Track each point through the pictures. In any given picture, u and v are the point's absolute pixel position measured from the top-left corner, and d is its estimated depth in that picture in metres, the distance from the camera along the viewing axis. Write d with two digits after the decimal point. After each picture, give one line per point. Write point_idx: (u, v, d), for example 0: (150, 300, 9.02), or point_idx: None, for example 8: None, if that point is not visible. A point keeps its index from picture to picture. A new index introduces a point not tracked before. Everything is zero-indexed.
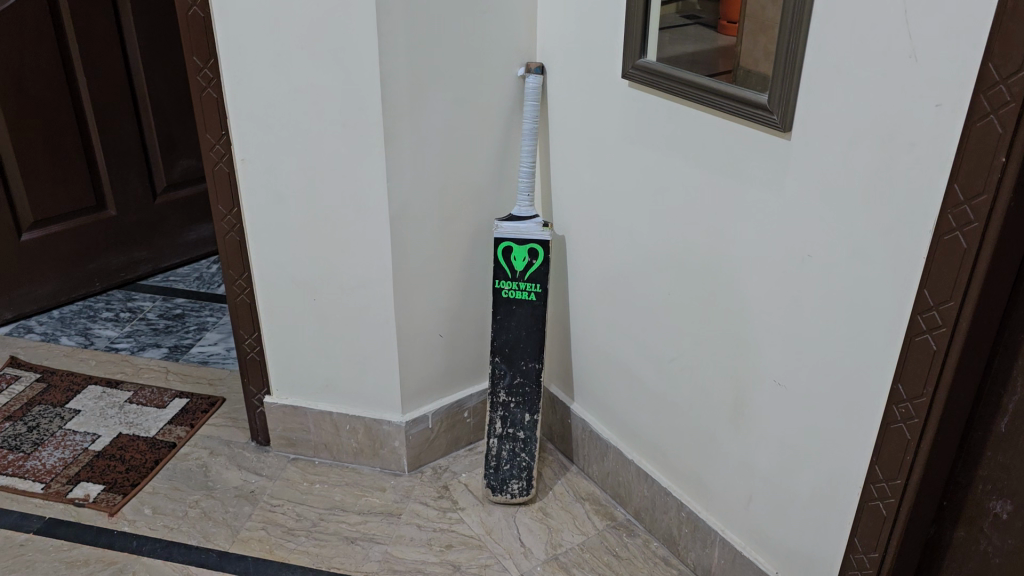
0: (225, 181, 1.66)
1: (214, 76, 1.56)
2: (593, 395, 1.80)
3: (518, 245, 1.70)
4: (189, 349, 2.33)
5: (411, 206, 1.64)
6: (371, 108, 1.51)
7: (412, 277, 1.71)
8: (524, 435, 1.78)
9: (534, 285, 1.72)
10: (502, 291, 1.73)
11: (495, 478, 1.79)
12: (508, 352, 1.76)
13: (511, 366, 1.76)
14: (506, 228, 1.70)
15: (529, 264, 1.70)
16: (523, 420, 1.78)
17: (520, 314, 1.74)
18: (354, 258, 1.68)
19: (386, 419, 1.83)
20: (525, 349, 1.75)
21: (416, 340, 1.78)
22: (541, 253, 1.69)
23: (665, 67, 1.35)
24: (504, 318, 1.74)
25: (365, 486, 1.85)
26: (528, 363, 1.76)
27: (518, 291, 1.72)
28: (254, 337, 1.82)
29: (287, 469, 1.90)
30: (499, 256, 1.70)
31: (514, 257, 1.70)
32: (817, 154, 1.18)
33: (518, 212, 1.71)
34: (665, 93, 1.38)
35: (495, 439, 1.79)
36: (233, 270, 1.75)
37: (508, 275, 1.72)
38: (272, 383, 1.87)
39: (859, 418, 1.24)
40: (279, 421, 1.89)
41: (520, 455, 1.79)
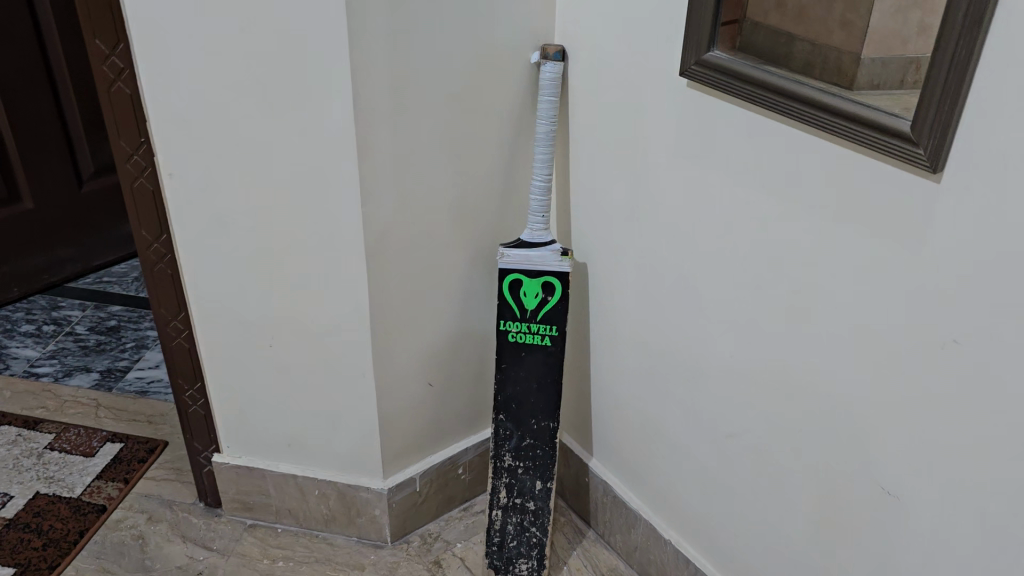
0: (150, 201, 1.28)
1: (125, 65, 1.17)
2: (619, 453, 1.48)
3: (529, 279, 1.35)
4: (125, 373, 1.96)
5: (393, 233, 1.27)
6: (340, 111, 1.13)
7: (397, 319, 1.35)
8: (535, 507, 1.45)
9: (548, 326, 1.37)
10: (509, 334, 1.38)
11: (499, 557, 1.46)
12: (515, 408, 1.41)
13: (518, 425, 1.42)
14: (513, 257, 1.34)
15: (543, 301, 1.36)
16: (533, 488, 1.45)
17: (530, 362, 1.39)
18: (323, 297, 1.31)
19: (364, 484, 1.49)
20: (537, 403, 1.41)
21: (400, 394, 1.43)
22: (558, 288, 1.34)
23: (746, 67, 1.00)
24: (512, 366, 1.39)
25: (339, 564, 1.51)
26: (540, 421, 1.41)
27: (527, 334, 1.38)
28: (197, 388, 1.46)
29: (242, 541, 1.55)
30: (504, 292, 1.35)
31: (523, 292, 1.35)
32: (980, 204, 0.82)
33: (529, 236, 1.35)
34: (745, 100, 1.02)
35: (499, 510, 1.46)
36: (166, 309, 1.38)
37: (516, 314, 1.37)
38: (221, 440, 1.51)
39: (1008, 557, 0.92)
40: (232, 484, 1.55)
41: (529, 529, 1.46)
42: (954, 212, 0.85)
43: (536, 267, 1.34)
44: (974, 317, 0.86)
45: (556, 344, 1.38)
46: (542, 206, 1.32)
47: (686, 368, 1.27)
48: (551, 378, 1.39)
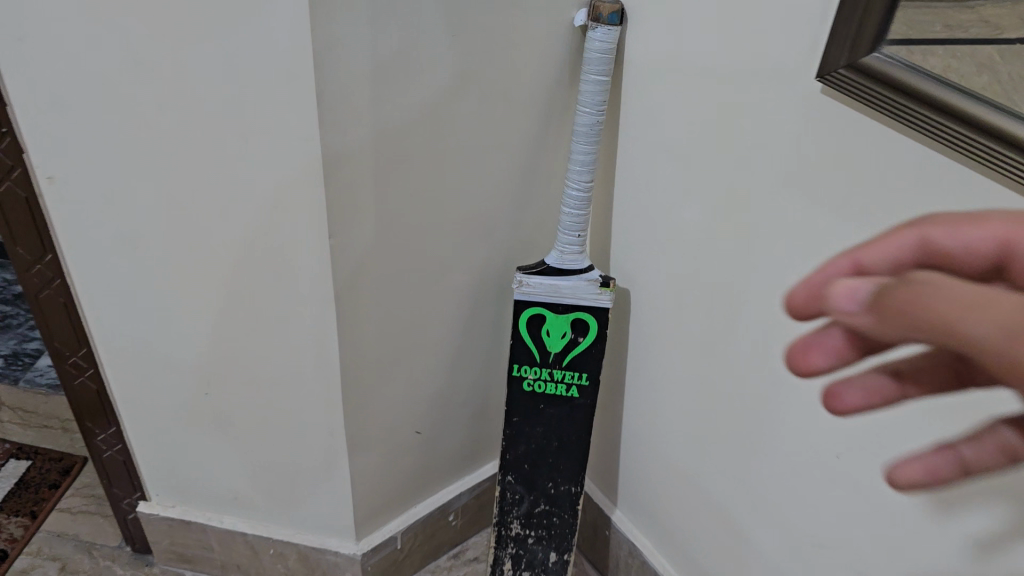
0: (25, 210, 0.91)
1: None
2: (652, 514, 1.19)
3: (556, 315, 1.01)
4: (35, 362, 1.62)
5: (373, 264, 0.91)
6: (296, 109, 0.75)
7: (376, 364, 1.01)
8: None
9: (575, 374, 1.04)
10: (524, 382, 1.05)
11: None
12: (528, 469, 1.10)
13: (530, 488, 1.11)
14: (536, 286, 0.99)
15: (572, 343, 1.02)
16: (547, 560, 1.16)
17: (550, 416, 1.07)
18: (275, 341, 0.97)
19: (332, 547, 1.18)
20: (555, 464, 1.10)
21: (378, 448, 1.10)
22: (593, 327, 1.01)
23: (890, 87, 0.63)
24: (525, 421, 1.07)
25: None
26: (559, 485, 1.11)
27: (548, 383, 1.05)
28: (111, 433, 1.12)
29: None
30: (521, 331, 1.01)
31: (546, 330, 1.01)
32: None
33: (560, 258, 0.99)
34: (895, 131, 0.66)
35: None
36: (62, 342, 1.03)
37: (535, 357, 1.03)
38: (148, 487, 1.19)
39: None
40: (164, 535, 1.23)
41: None
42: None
43: (565, 301, 1.00)
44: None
45: (583, 395, 1.06)
46: (579, 222, 0.97)
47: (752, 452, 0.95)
48: (576, 435, 1.08)
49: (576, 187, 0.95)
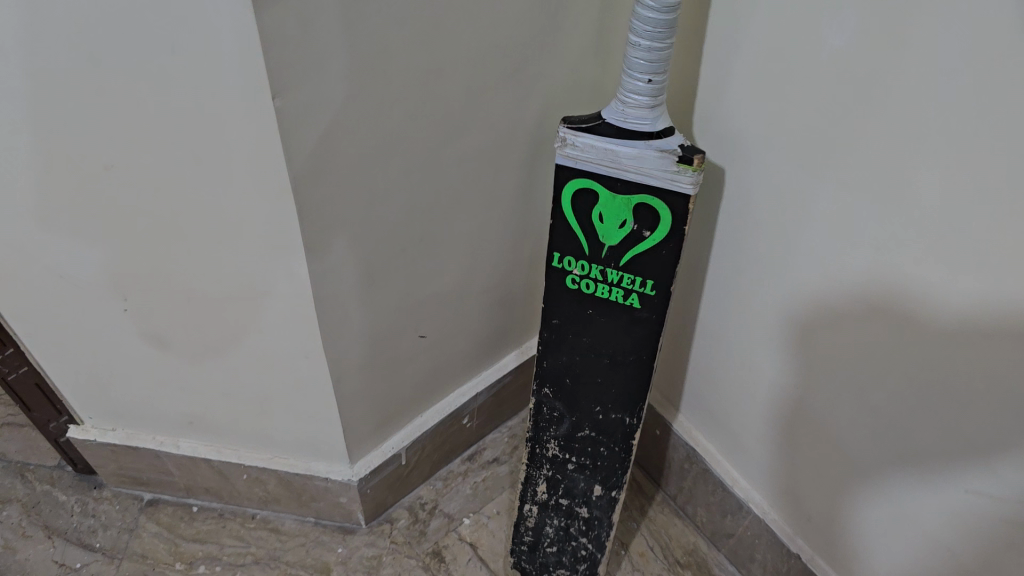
0: None
1: None
2: (720, 418, 0.95)
3: (611, 193, 0.70)
4: None
5: (353, 131, 0.59)
6: None
7: (364, 264, 0.72)
8: (590, 514, 0.93)
9: (637, 279, 0.73)
10: (567, 277, 0.76)
11: (530, 563, 0.98)
12: (570, 384, 0.84)
13: (574, 409, 0.86)
14: (586, 153, 0.69)
15: (634, 236, 0.71)
16: (590, 491, 0.92)
17: (603, 326, 0.78)
18: (206, 246, 0.66)
19: (320, 473, 0.94)
20: (607, 384, 0.82)
21: (367, 363, 0.83)
22: (668, 221, 0.69)
23: None
24: (568, 325, 0.80)
25: (291, 567, 1.01)
26: (609, 411, 0.84)
27: (599, 285, 0.75)
28: (9, 353, 0.85)
29: (139, 532, 1.03)
30: (565, 211, 0.72)
31: (598, 214, 0.71)
32: None
33: (620, 111, 0.68)
34: None
35: (533, 507, 0.96)
36: None
37: (584, 250, 0.74)
38: (76, 410, 0.92)
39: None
40: (108, 461, 0.99)
41: (576, 538, 0.96)
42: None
43: (625, 177, 0.68)
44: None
45: (647, 306, 0.75)
46: (654, 60, 0.64)
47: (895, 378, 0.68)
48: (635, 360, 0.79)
49: (654, 6, 0.61)
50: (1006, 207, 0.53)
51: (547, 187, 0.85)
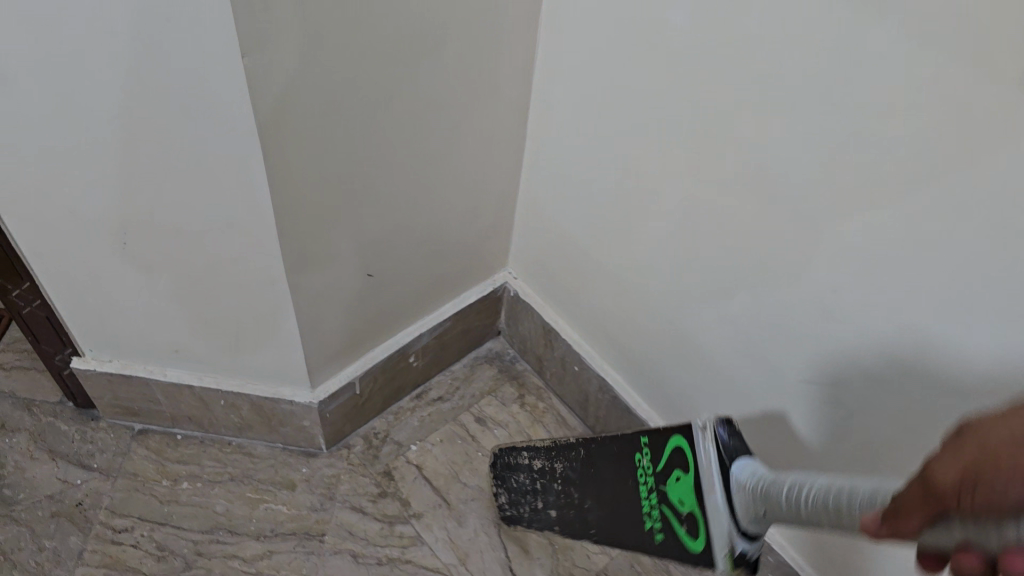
0: None
1: None
2: (622, 350, 1.13)
3: (690, 484, 0.88)
4: None
5: (294, 94, 0.77)
6: None
7: (314, 204, 0.89)
8: (541, 505, 1.09)
9: (658, 525, 0.92)
10: (637, 457, 0.97)
11: (502, 468, 1.16)
12: (617, 450, 1.00)
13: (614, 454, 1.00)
14: (703, 450, 0.87)
15: (677, 512, 0.89)
16: (548, 508, 1.08)
17: (623, 515, 0.97)
18: (188, 188, 0.84)
19: (286, 396, 1.12)
20: (603, 517, 0.99)
21: (323, 294, 1.01)
22: (693, 544, 0.86)
23: None
24: (627, 451, 0.98)
25: (261, 483, 1.19)
26: (595, 509, 1.01)
27: (645, 485, 0.95)
28: (26, 288, 1.01)
29: (131, 455, 1.21)
30: (671, 437, 0.92)
31: (678, 474, 0.90)
32: None
33: (739, 475, 0.81)
34: None
35: (535, 451, 1.11)
36: None
37: (658, 463, 0.94)
38: (78, 343, 1.09)
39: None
40: (105, 391, 1.16)
41: (522, 503, 1.11)
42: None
43: (707, 483, 0.85)
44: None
45: (658, 544, 0.91)
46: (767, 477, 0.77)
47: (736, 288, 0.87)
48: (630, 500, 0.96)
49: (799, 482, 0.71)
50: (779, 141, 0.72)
51: (469, 152, 1.03)
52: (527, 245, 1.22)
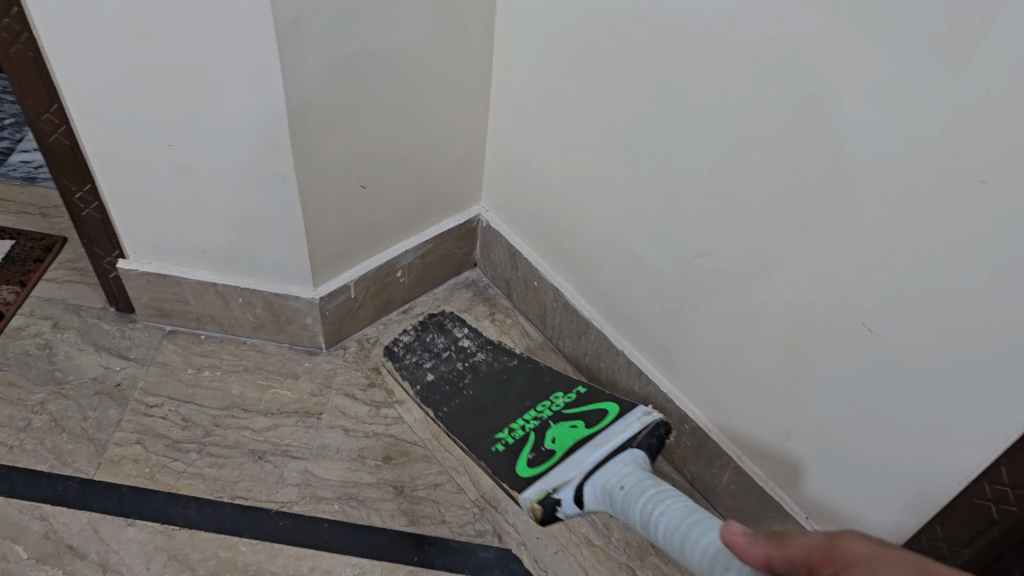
0: None
1: None
2: (571, 260, 1.37)
3: (578, 432, 1.24)
4: (7, 157, 1.71)
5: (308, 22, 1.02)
6: None
7: (321, 116, 1.15)
8: (427, 363, 1.44)
9: (510, 433, 1.29)
10: (575, 388, 1.35)
11: (433, 325, 1.51)
12: (504, 376, 1.40)
13: (535, 388, 1.37)
14: (624, 423, 1.23)
15: (531, 447, 1.25)
16: (431, 369, 1.43)
17: (512, 390, 1.37)
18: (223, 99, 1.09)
19: (293, 293, 1.36)
20: (466, 401, 1.36)
21: (328, 199, 1.26)
22: (525, 468, 1.22)
23: None
24: (550, 378, 1.39)
25: (270, 373, 1.43)
26: (445, 407, 1.37)
27: (541, 411, 1.32)
28: (88, 190, 1.26)
29: (163, 349, 1.44)
30: (599, 400, 1.31)
31: (575, 424, 1.26)
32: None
33: (626, 459, 1.12)
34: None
35: (483, 342, 1.48)
36: (32, 100, 1.14)
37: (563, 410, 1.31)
38: (124, 245, 1.34)
39: (931, 474, 0.94)
40: (144, 290, 1.40)
41: (411, 356, 1.46)
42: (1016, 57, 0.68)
43: (580, 456, 1.17)
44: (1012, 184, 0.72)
45: (496, 451, 1.27)
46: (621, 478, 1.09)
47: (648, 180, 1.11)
48: (504, 412, 1.33)
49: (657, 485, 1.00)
50: None
51: (446, 90, 1.28)
52: (495, 179, 1.46)
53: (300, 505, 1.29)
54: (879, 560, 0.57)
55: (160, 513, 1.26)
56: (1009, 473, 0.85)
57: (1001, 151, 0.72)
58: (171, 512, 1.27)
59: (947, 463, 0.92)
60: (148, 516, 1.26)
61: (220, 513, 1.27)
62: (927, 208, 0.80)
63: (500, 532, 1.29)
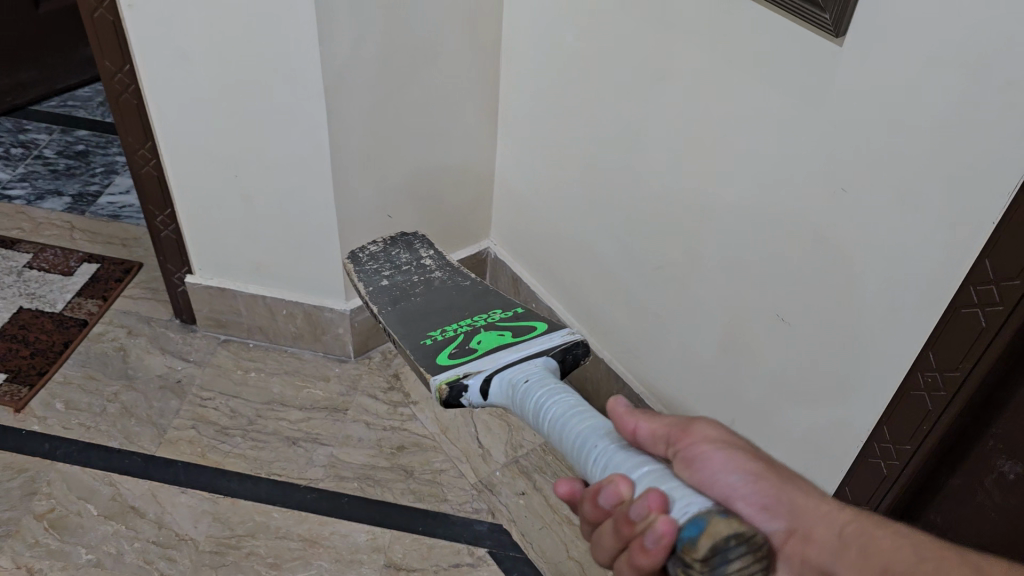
0: (111, 32, 1.30)
1: None
2: (563, 284, 1.62)
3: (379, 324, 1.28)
4: (97, 199, 2.03)
5: (352, 80, 1.32)
6: None
7: (357, 154, 1.42)
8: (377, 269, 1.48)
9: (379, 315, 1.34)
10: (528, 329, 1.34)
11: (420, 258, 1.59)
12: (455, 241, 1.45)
13: (470, 294, 1.31)
14: (550, 337, 1.13)
15: None
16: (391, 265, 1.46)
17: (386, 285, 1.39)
18: (281, 137, 1.37)
19: (328, 306, 1.62)
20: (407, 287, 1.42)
21: (360, 225, 1.53)
22: (445, 359, 1.14)
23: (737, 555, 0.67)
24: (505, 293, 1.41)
25: (307, 375, 1.68)
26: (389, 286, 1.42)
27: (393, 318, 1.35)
28: (167, 215, 1.55)
29: (217, 354, 1.71)
30: None
31: (504, 333, 1.17)
32: (868, 80, 0.92)
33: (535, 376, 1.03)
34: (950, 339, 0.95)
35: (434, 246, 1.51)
36: (132, 138, 1.44)
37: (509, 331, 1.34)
38: (193, 262, 1.62)
39: (838, 442, 1.17)
40: (205, 302, 1.67)
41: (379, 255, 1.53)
42: (857, 95, 0.94)
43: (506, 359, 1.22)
44: (872, 190, 0.97)
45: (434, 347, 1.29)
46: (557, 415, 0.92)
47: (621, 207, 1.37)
48: (441, 312, 1.26)
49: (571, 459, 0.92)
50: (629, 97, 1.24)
51: (461, 140, 1.57)
52: (501, 216, 1.73)
53: (326, 482, 1.52)
54: (724, 447, 0.81)
55: (209, 483, 1.50)
56: (889, 432, 1.08)
57: (854, 172, 0.98)
58: (218, 482, 1.50)
59: (850, 429, 1.14)
60: (199, 485, 1.50)
61: (258, 485, 1.50)
62: (815, 214, 1.06)
63: (493, 510, 1.50)
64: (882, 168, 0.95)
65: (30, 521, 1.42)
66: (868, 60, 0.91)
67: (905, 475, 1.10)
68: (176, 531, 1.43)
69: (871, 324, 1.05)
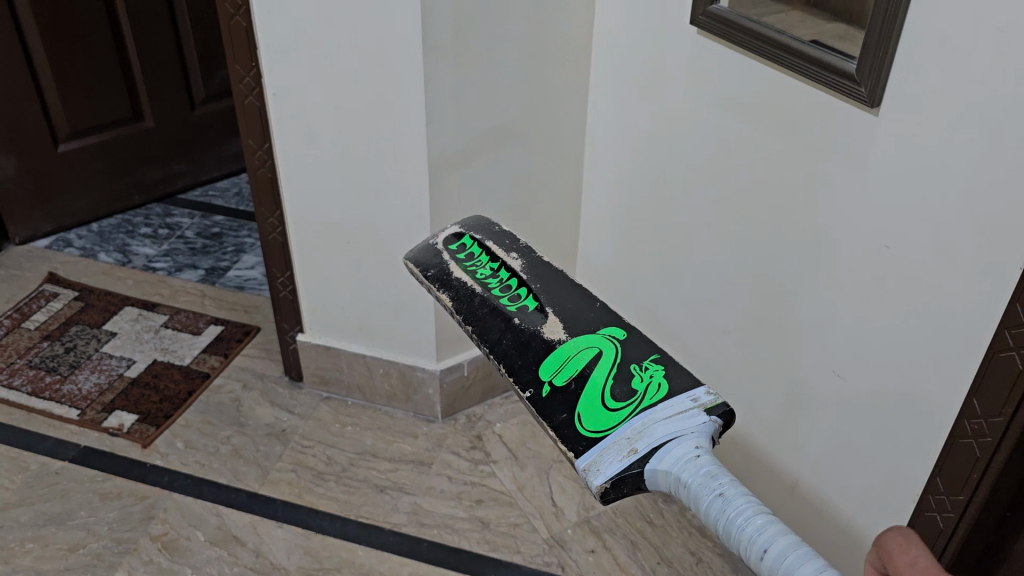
0: (256, 117, 1.55)
1: (246, 23, 1.45)
2: None
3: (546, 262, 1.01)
4: (226, 273, 2.29)
5: (452, 158, 1.51)
6: (408, 59, 1.38)
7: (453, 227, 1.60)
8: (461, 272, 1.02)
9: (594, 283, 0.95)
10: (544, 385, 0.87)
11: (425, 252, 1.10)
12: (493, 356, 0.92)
13: (544, 339, 0.91)
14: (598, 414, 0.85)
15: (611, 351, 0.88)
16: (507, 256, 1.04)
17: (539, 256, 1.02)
18: (389, 206, 1.57)
19: (419, 365, 1.78)
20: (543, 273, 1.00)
21: None
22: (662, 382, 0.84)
23: None
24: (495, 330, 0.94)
25: (397, 432, 1.82)
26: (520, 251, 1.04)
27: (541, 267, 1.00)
28: (286, 277, 1.76)
29: (319, 409, 1.88)
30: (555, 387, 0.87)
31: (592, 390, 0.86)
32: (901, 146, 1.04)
33: (630, 432, 0.79)
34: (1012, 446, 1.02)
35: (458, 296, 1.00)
36: (264, 208, 1.67)
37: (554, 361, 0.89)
38: (305, 322, 1.82)
39: (898, 497, 1.21)
40: (312, 360, 1.86)
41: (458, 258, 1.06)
42: (894, 158, 1.06)
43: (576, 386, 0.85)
44: (911, 244, 1.07)
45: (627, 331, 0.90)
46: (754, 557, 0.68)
47: (692, 277, 1.49)
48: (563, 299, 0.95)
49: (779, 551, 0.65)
50: (700, 174, 1.39)
51: (547, 218, 1.73)
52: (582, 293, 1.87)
53: (407, 527, 1.63)
54: None
55: (303, 519, 1.64)
56: (942, 483, 1.12)
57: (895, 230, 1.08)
58: (311, 520, 1.64)
59: (905, 482, 1.19)
60: (295, 520, 1.64)
61: (346, 525, 1.63)
62: (864, 271, 1.15)
63: (563, 564, 1.56)
64: (922, 224, 1.04)
65: (145, 541, 1.58)
66: (901, 128, 1.03)
67: (961, 529, 1.12)
68: (270, 560, 1.56)
69: (920, 374, 1.12)
